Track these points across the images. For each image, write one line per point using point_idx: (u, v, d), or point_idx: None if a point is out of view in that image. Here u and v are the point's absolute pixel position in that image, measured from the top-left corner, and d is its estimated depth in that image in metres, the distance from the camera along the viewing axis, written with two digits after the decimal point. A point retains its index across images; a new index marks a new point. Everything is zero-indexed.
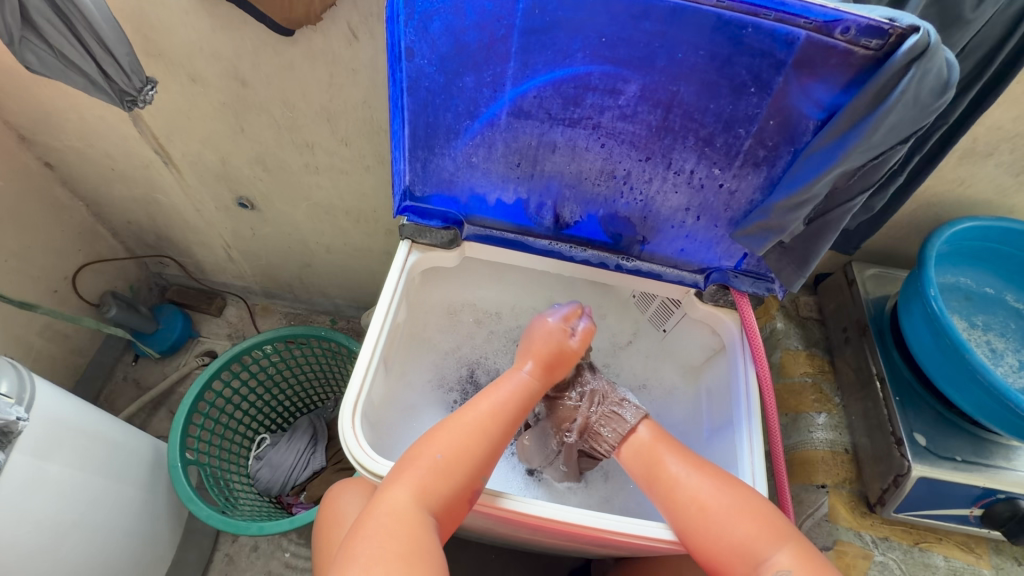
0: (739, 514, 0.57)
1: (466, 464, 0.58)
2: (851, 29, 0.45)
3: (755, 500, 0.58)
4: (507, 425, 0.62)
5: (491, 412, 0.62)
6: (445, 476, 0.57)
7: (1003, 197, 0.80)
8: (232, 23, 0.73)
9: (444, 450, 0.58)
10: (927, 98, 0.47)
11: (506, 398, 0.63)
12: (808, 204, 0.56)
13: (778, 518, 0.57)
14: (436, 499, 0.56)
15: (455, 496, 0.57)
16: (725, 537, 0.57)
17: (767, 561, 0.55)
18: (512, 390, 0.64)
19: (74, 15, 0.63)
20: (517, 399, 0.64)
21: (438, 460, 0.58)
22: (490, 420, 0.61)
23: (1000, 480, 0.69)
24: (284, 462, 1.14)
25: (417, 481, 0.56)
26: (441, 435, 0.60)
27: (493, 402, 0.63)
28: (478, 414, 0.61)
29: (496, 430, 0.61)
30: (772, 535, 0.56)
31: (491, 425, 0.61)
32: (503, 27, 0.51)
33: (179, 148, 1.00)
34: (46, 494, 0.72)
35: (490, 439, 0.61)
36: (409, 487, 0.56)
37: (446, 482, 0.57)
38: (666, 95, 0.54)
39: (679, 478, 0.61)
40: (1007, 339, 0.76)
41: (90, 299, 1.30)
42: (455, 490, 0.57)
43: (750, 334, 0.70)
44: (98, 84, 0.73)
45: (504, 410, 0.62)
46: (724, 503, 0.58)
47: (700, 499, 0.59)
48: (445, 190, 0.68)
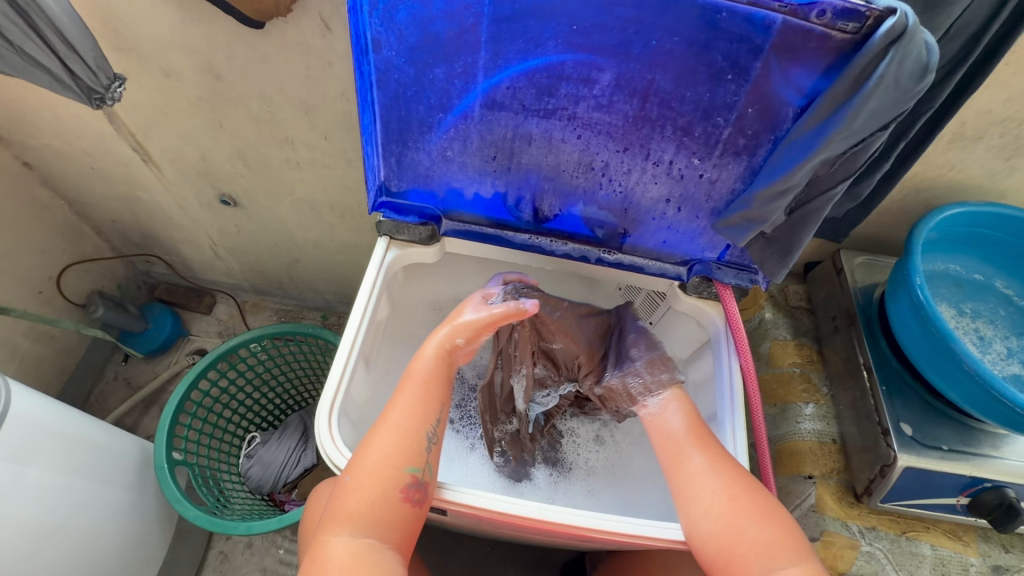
0: (765, 517, 0.56)
1: (384, 470, 0.57)
2: (827, 12, 0.43)
3: (775, 505, 0.57)
4: (418, 411, 0.61)
5: (405, 410, 0.61)
6: (364, 492, 0.56)
7: (993, 181, 0.79)
8: (202, 15, 0.71)
9: (353, 471, 0.57)
10: (908, 82, 0.45)
11: (413, 388, 0.63)
12: (789, 193, 0.54)
13: (796, 529, 0.56)
14: (365, 517, 0.55)
15: (387, 502, 0.56)
16: (748, 537, 0.55)
17: (780, 568, 0.53)
18: (414, 377, 0.64)
19: (33, 10, 0.61)
20: (428, 378, 0.64)
21: (348, 481, 0.57)
22: (406, 418, 0.60)
23: (988, 468, 0.69)
24: (275, 460, 1.13)
25: (344, 513, 0.55)
26: (354, 455, 0.59)
27: (405, 397, 0.62)
28: (392, 418, 0.60)
29: (412, 422, 0.60)
30: (790, 549, 0.54)
31: (409, 422, 0.60)
32: (472, 16, 0.49)
33: (158, 145, 0.98)
34: (27, 498, 0.72)
35: (402, 433, 0.59)
36: (342, 522, 0.55)
37: (370, 497, 0.56)
38: (642, 84, 0.53)
39: (705, 470, 0.60)
40: (996, 327, 0.75)
41: (76, 299, 1.29)
42: (387, 495, 0.56)
43: (734, 327, 0.69)
44: (64, 82, 0.71)
45: (417, 399, 0.62)
46: (755, 503, 0.57)
47: (729, 493, 0.58)
48: (422, 184, 0.66)
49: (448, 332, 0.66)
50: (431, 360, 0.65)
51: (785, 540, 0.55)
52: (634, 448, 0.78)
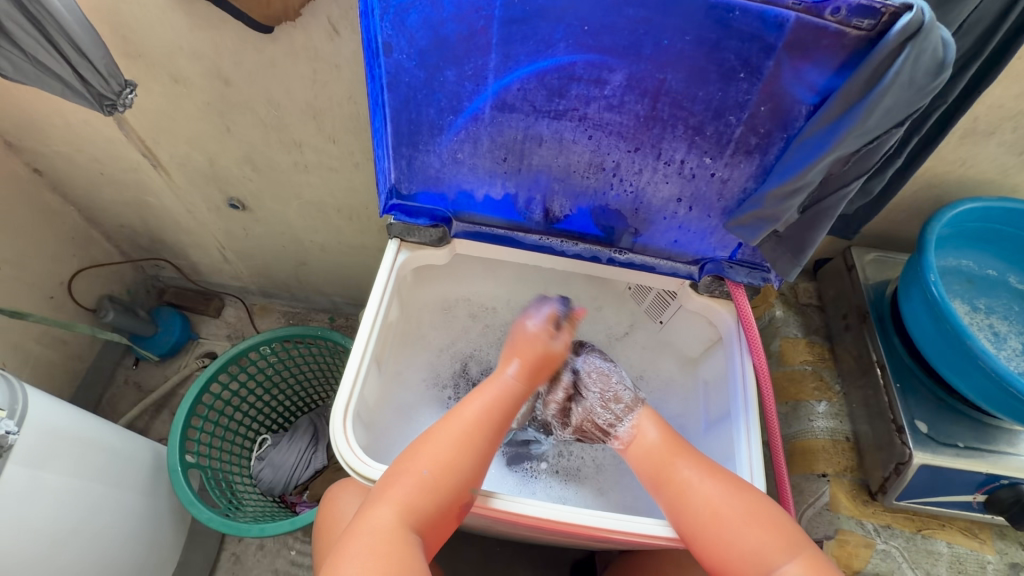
0: (750, 520, 0.57)
1: (454, 481, 0.58)
2: (841, 10, 0.43)
3: (760, 503, 0.58)
4: (490, 429, 0.62)
5: (476, 425, 0.62)
6: (433, 493, 0.57)
7: (1005, 176, 0.78)
8: (211, 20, 0.71)
9: (431, 466, 0.58)
10: (923, 79, 0.45)
11: (489, 405, 0.64)
12: (802, 191, 0.54)
13: (790, 525, 0.57)
14: (424, 517, 0.56)
15: (443, 510, 0.57)
16: (737, 544, 0.57)
17: (777, 569, 0.54)
18: (491, 401, 0.64)
19: (45, 18, 0.62)
20: (505, 402, 0.64)
21: (426, 476, 0.57)
22: (481, 435, 0.62)
23: (1004, 466, 0.68)
24: (286, 462, 1.14)
25: (405, 500, 0.56)
26: (427, 450, 0.59)
27: (477, 409, 0.63)
28: (466, 423, 0.62)
29: (481, 437, 0.61)
30: (787, 547, 0.55)
31: (479, 439, 0.61)
32: (483, 18, 0.49)
33: (167, 150, 0.99)
34: (44, 502, 0.72)
35: (476, 449, 0.61)
36: (396, 505, 0.56)
37: (434, 498, 0.57)
38: (653, 84, 0.52)
39: (692, 480, 0.61)
40: (1010, 323, 0.74)
41: (86, 304, 1.30)
42: (448, 502, 0.58)
43: (746, 325, 0.69)
44: (76, 89, 0.72)
45: (485, 415, 0.63)
46: (741, 509, 0.58)
47: (712, 504, 0.58)
48: (432, 187, 0.66)
49: (516, 372, 0.66)
50: (513, 385, 0.65)
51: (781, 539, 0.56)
52: None
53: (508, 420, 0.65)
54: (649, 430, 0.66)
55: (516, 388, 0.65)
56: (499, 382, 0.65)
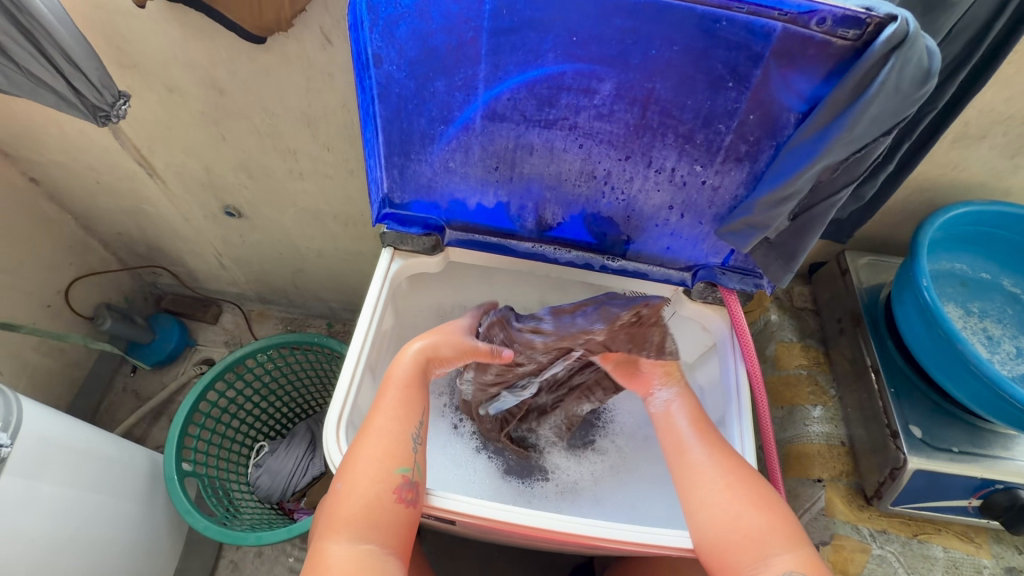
0: (760, 504, 0.57)
1: (374, 474, 0.57)
2: (827, 20, 0.44)
3: (768, 492, 0.59)
4: (400, 411, 0.62)
5: (387, 411, 0.62)
6: (354, 498, 0.56)
7: (998, 179, 0.78)
8: (204, 31, 0.72)
9: (343, 477, 0.58)
10: (909, 87, 0.45)
11: (389, 394, 0.63)
12: (792, 199, 0.54)
13: (790, 518, 0.57)
14: (361, 522, 0.56)
15: (376, 506, 0.56)
16: (742, 523, 0.57)
17: (774, 554, 0.54)
18: (390, 387, 0.64)
19: (38, 31, 0.62)
20: (406, 380, 0.65)
21: (340, 488, 0.57)
22: (389, 420, 0.61)
23: (998, 470, 0.68)
24: (284, 468, 1.15)
25: (341, 518, 0.56)
26: (342, 463, 0.59)
27: (388, 402, 0.63)
28: (376, 418, 0.61)
29: (396, 424, 0.61)
30: (785, 537, 0.56)
31: (391, 423, 0.61)
32: (472, 30, 0.50)
33: (162, 159, 0.99)
34: (39, 513, 0.72)
35: (388, 436, 0.60)
36: (338, 530, 0.55)
37: (361, 500, 0.56)
38: (642, 93, 0.53)
39: (705, 458, 0.62)
40: (1004, 326, 0.74)
41: (84, 312, 1.30)
42: (376, 498, 0.57)
43: (739, 332, 0.69)
44: (70, 100, 0.72)
45: (399, 402, 0.63)
46: (749, 493, 0.58)
47: (727, 481, 0.59)
48: (424, 195, 0.66)
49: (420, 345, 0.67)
50: (410, 363, 0.66)
51: (779, 528, 0.56)
52: (640, 455, 0.78)
53: (418, 392, 0.65)
54: (669, 402, 0.68)
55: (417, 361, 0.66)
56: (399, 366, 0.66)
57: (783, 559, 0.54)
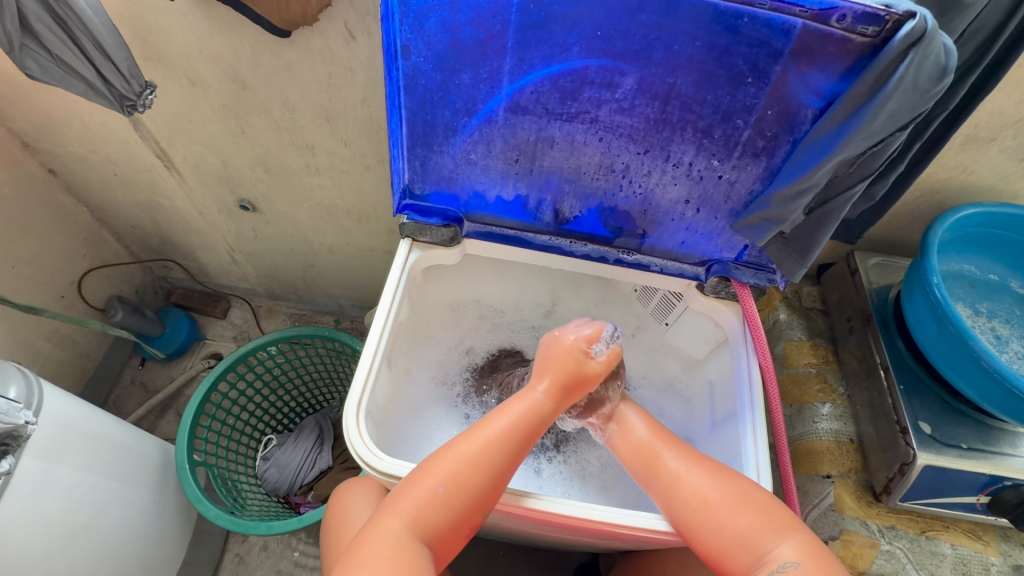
0: (740, 506, 0.57)
1: (465, 491, 0.57)
2: (847, 17, 0.45)
3: (738, 488, 0.59)
4: (512, 447, 0.60)
5: (504, 445, 0.60)
6: (444, 509, 0.57)
7: (1006, 182, 0.80)
8: (230, 24, 0.73)
9: (445, 482, 0.57)
10: (926, 84, 0.46)
11: (517, 419, 0.61)
12: (808, 192, 0.55)
13: (776, 507, 0.58)
14: (433, 528, 0.56)
15: (454, 523, 0.57)
16: (728, 530, 0.57)
17: (767, 553, 0.55)
18: (524, 412, 0.61)
19: (71, 19, 0.64)
20: (529, 417, 0.61)
21: (439, 492, 0.57)
22: (505, 458, 0.59)
23: (1007, 467, 0.69)
24: (292, 462, 1.14)
25: (414, 513, 0.56)
26: (445, 465, 0.58)
27: (496, 427, 0.61)
28: (486, 439, 0.60)
29: (498, 455, 0.59)
30: (772, 529, 0.56)
31: (504, 462, 0.59)
32: (499, 23, 0.51)
33: (181, 152, 1.01)
34: (58, 496, 0.73)
35: (492, 465, 0.58)
36: (408, 520, 0.56)
37: (443, 513, 0.57)
38: (664, 87, 0.54)
39: (680, 471, 0.61)
40: (1012, 326, 0.76)
41: (96, 304, 1.31)
42: (458, 519, 0.57)
43: (752, 326, 0.70)
44: (98, 89, 0.74)
45: (507, 434, 0.60)
46: (727, 495, 0.58)
47: (700, 492, 0.59)
48: (444, 187, 0.68)
49: (546, 392, 0.63)
50: (541, 405, 0.62)
51: (764, 521, 0.57)
52: None
53: (537, 434, 0.62)
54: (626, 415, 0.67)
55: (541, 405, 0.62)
56: (529, 397, 0.62)
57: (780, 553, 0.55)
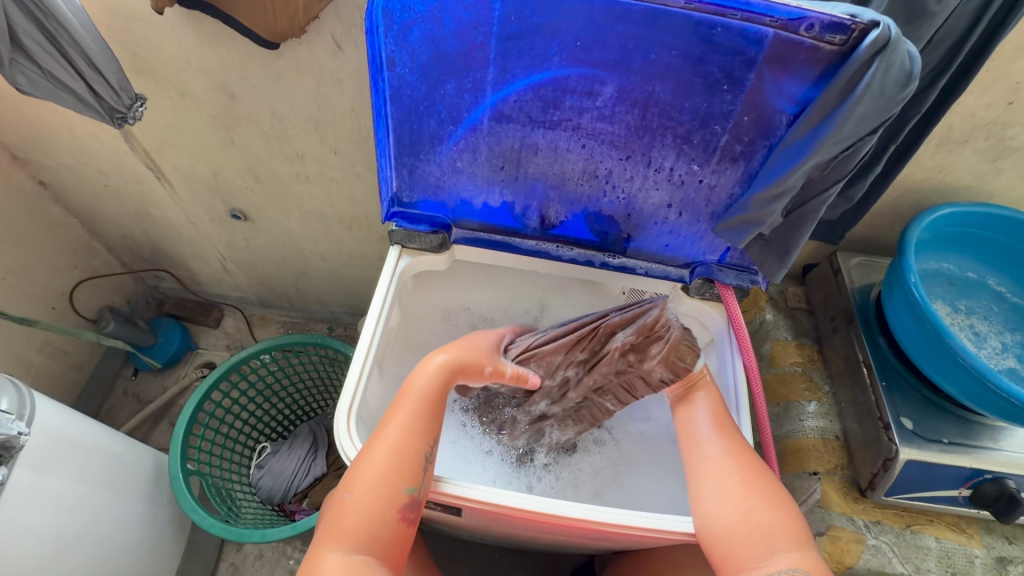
0: (773, 500, 0.58)
1: (381, 488, 0.57)
2: (815, 26, 0.47)
3: (773, 487, 0.59)
4: (411, 429, 0.61)
5: (402, 426, 0.61)
6: (361, 511, 0.56)
7: (981, 182, 0.82)
8: (218, 37, 0.74)
9: (351, 488, 0.58)
10: (893, 89, 0.48)
11: (406, 404, 0.63)
12: (784, 195, 0.57)
13: (798, 519, 0.57)
14: (361, 535, 0.56)
15: (380, 521, 0.57)
16: (753, 518, 0.57)
17: (780, 552, 0.54)
18: (416, 396, 0.63)
19: (60, 34, 0.65)
20: (426, 397, 0.64)
21: (347, 499, 0.57)
22: (406, 435, 0.60)
23: (987, 460, 0.71)
24: (286, 469, 1.15)
25: (339, 526, 0.56)
26: (351, 472, 0.59)
27: (402, 415, 0.62)
28: (388, 432, 0.61)
29: (406, 442, 0.60)
30: (793, 535, 0.56)
31: (407, 439, 0.60)
32: (481, 35, 0.53)
33: (171, 163, 1.01)
34: (51, 507, 0.74)
35: (401, 454, 0.59)
36: (338, 537, 0.55)
37: (364, 515, 0.56)
38: (643, 95, 0.55)
39: (720, 455, 0.62)
40: (990, 322, 0.77)
41: (87, 315, 1.31)
42: (380, 519, 0.57)
43: (736, 326, 0.71)
44: (87, 102, 0.74)
45: (412, 418, 0.62)
46: (768, 488, 0.59)
47: (743, 474, 0.60)
48: (432, 195, 0.69)
49: (441, 361, 0.66)
50: (433, 376, 0.65)
51: (788, 527, 0.56)
52: (636, 448, 0.79)
53: (436, 414, 0.64)
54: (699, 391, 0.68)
55: (435, 374, 0.65)
56: (422, 375, 0.65)
57: (790, 556, 0.54)
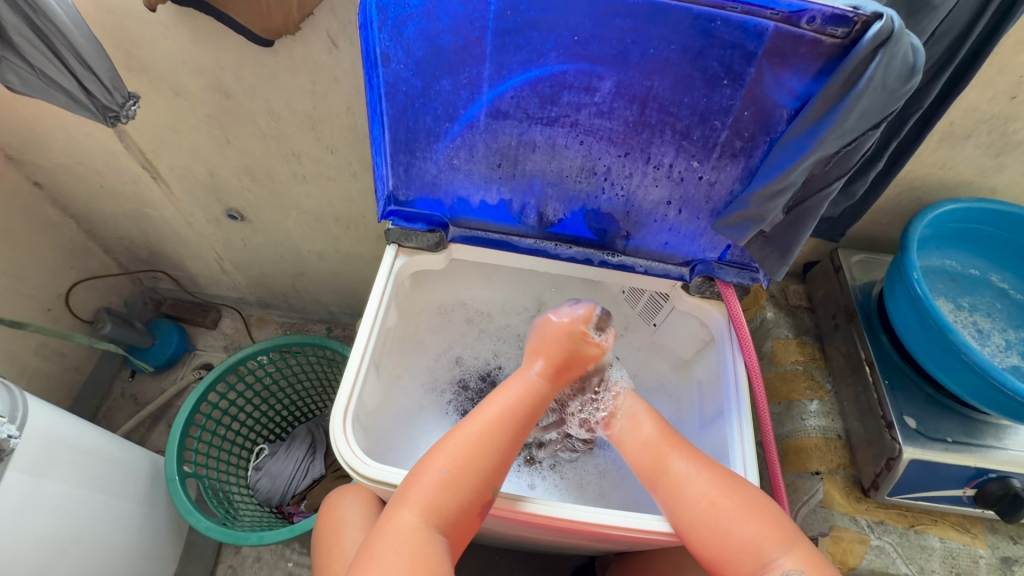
0: (749, 513, 0.58)
1: (474, 474, 0.58)
2: (816, 19, 0.46)
3: (749, 497, 0.59)
4: (517, 427, 0.62)
5: (501, 421, 0.61)
6: (453, 491, 0.57)
7: (984, 178, 0.81)
8: (212, 34, 0.74)
9: (449, 464, 0.58)
10: (895, 83, 0.47)
11: (517, 401, 0.63)
12: (786, 192, 0.56)
13: (784, 520, 0.58)
14: (445, 513, 0.57)
15: (465, 505, 0.58)
16: (734, 535, 0.57)
17: (772, 561, 0.56)
18: (524, 394, 0.63)
19: (51, 31, 0.64)
20: (536, 401, 0.64)
21: (444, 474, 0.58)
22: (502, 431, 0.61)
23: (991, 459, 0.70)
24: (284, 471, 1.14)
25: (426, 499, 0.56)
26: (445, 449, 0.60)
27: (504, 407, 0.62)
28: (485, 422, 0.61)
29: (506, 438, 0.61)
30: (780, 538, 0.57)
31: (502, 437, 0.61)
32: (477, 30, 0.52)
33: (167, 163, 1.00)
34: (45, 510, 0.73)
35: (495, 448, 0.60)
36: (418, 506, 0.56)
37: (453, 495, 0.57)
38: (642, 90, 0.55)
39: (687, 476, 0.61)
40: (994, 320, 0.76)
41: (84, 316, 1.30)
42: (468, 500, 0.58)
43: (736, 324, 0.71)
44: (80, 101, 0.74)
45: (514, 419, 0.62)
46: (736, 501, 0.58)
47: (710, 495, 0.59)
48: (429, 193, 0.68)
49: (544, 372, 0.65)
50: (541, 385, 0.64)
51: (773, 532, 0.57)
52: None
53: (534, 418, 0.64)
54: (631, 411, 0.68)
55: (541, 385, 0.64)
56: (524, 378, 0.64)
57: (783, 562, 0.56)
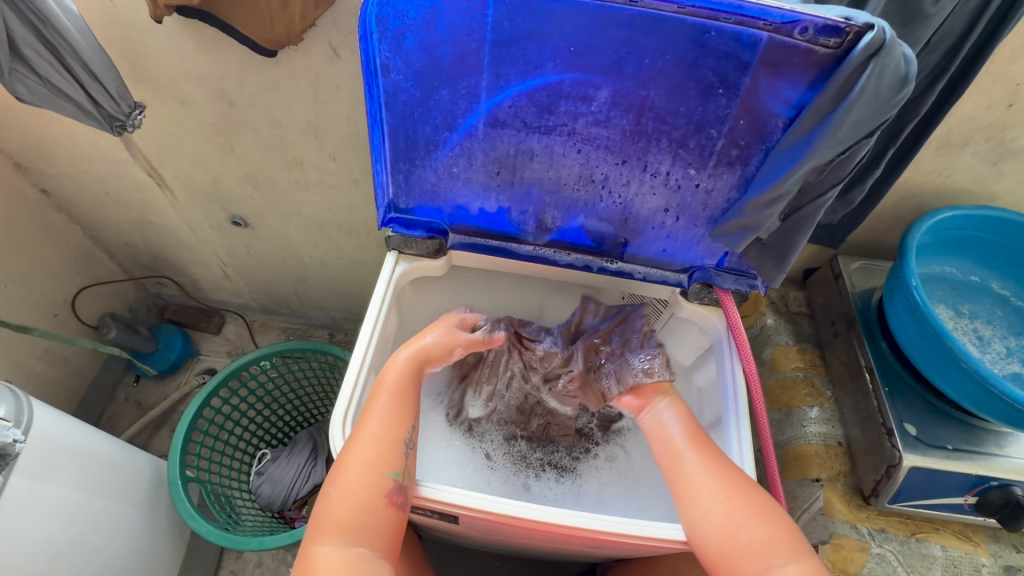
0: (759, 514, 0.57)
1: (365, 478, 0.58)
2: (809, 29, 0.46)
3: (761, 500, 0.58)
4: (394, 416, 0.63)
5: (380, 418, 0.62)
6: (353, 501, 0.58)
7: (982, 185, 0.81)
8: (216, 45, 0.75)
9: (346, 478, 0.59)
10: (887, 92, 0.48)
11: (383, 397, 0.64)
12: (781, 200, 0.56)
13: (791, 526, 0.57)
14: (354, 524, 0.57)
15: (370, 509, 0.58)
16: (744, 535, 0.56)
17: (777, 567, 0.54)
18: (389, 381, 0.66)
19: (59, 43, 0.65)
20: (403, 384, 0.66)
21: (331, 492, 0.59)
22: (383, 425, 0.62)
23: (992, 467, 0.70)
24: (285, 477, 1.14)
25: (334, 519, 0.57)
26: (338, 465, 0.60)
27: (378, 406, 0.63)
28: (371, 428, 0.61)
29: (389, 429, 0.62)
30: (787, 547, 0.56)
31: (385, 430, 0.61)
32: (474, 41, 0.53)
33: (171, 170, 1.02)
34: (46, 514, 0.73)
35: (387, 443, 0.61)
36: (331, 531, 0.57)
37: (360, 504, 0.58)
38: (637, 100, 0.55)
39: (701, 473, 0.61)
40: (994, 327, 0.76)
41: (88, 321, 1.32)
42: (376, 507, 0.58)
43: (735, 330, 0.71)
44: (87, 110, 0.75)
45: (390, 408, 0.63)
46: (751, 504, 0.58)
47: (725, 493, 0.59)
48: (428, 201, 0.69)
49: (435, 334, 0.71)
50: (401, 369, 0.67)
51: (782, 539, 0.56)
52: (636, 452, 0.78)
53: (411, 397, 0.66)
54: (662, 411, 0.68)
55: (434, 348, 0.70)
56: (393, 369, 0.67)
57: (787, 569, 0.54)
